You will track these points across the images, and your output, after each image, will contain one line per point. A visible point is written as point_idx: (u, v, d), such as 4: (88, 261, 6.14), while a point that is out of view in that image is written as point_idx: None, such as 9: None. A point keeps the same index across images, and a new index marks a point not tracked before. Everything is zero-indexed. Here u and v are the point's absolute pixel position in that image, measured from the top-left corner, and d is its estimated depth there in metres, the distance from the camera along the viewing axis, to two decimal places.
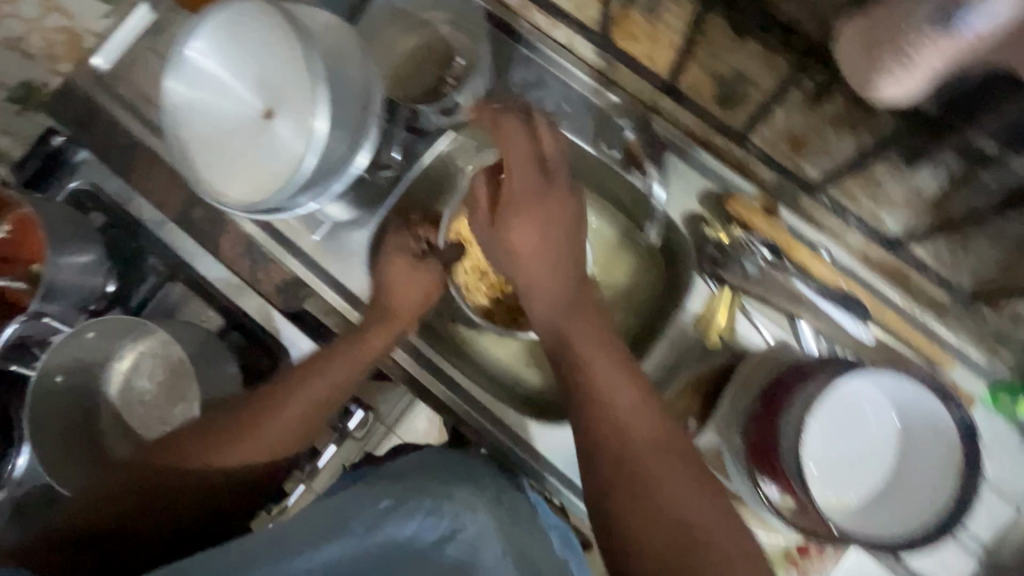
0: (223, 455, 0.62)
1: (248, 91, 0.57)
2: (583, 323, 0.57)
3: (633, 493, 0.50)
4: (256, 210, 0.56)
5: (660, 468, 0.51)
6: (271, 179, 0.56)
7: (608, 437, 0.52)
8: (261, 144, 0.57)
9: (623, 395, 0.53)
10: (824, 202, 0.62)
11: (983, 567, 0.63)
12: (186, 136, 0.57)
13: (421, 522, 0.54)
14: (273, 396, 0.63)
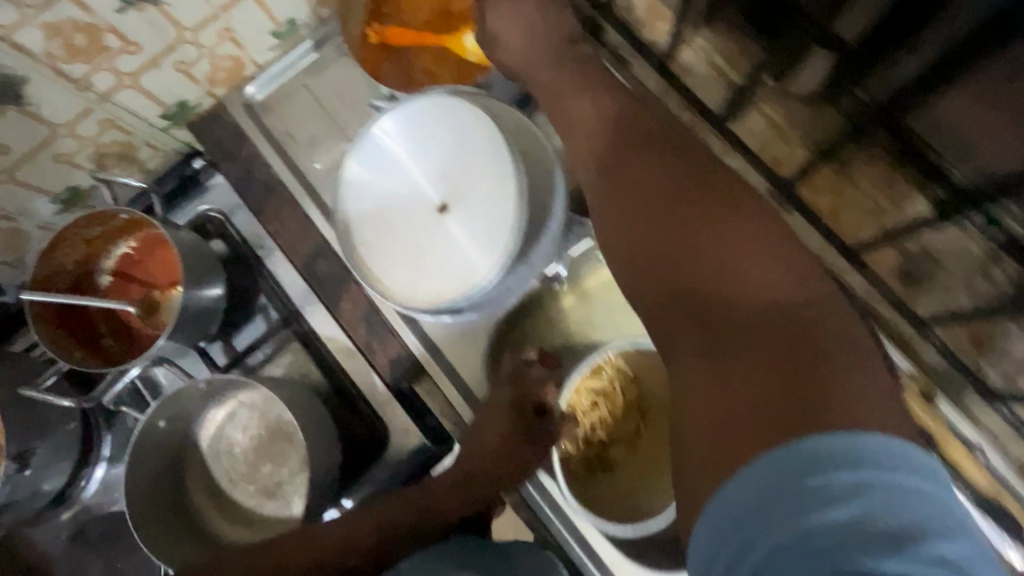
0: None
1: (427, 183, 0.54)
2: (649, 168, 0.50)
3: (781, 378, 0.37)
4: (414, 313, 0.53)
5: (794, 375, 0.37)
6: (437, 281, 0.53)
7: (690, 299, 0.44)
8: (430, 240, 0.54)
9: (736, 268, 0.43)
10: (999, 408, 0.58)
11: None
12: (357, 218, 0.55)
13: None
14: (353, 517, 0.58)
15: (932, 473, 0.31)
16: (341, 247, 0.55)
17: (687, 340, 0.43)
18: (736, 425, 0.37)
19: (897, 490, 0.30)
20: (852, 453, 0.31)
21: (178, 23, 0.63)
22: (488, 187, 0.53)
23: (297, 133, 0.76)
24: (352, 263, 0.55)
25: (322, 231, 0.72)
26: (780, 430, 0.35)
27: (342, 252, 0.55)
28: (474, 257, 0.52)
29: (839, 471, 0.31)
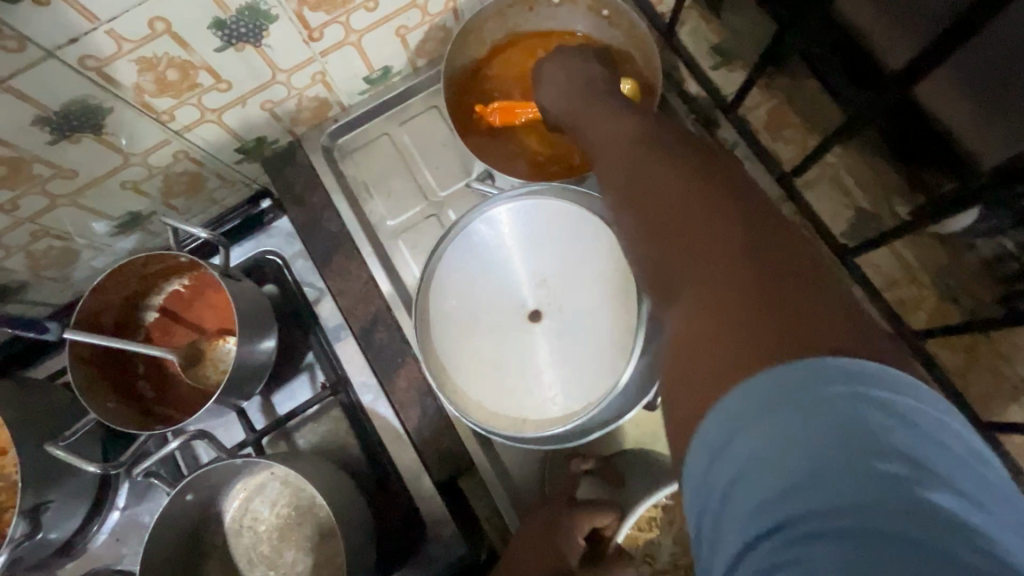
0: None
1: (524, 289, 0.50)
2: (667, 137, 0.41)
3: (764, 308, 0.29)
4: (490, 434, 0.48)
5: (761, 295, 0.29)
6: (521, 401, 0.49)
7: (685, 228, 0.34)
8: (520, 352, 0.50)
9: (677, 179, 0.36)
10: None
11: None
12: (451, 316, 0.51)
13: None
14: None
15: (977, 477, 0.22)
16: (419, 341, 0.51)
17: (676, 288, 0.33)
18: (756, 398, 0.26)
19: (901, 426, 0.23)
20: (888, 403, 0.23)
21: (276, 64, 0.59)
22: (593, 308, 0.49)
23: (373, 184, 0.71)
24: (429, 361, 0.50)
25: (386, 297, 0.66)
26: (779, 344, 0.27)
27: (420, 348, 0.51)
28: (568, 385, 0.48)
29: (891, 448, 0.22)
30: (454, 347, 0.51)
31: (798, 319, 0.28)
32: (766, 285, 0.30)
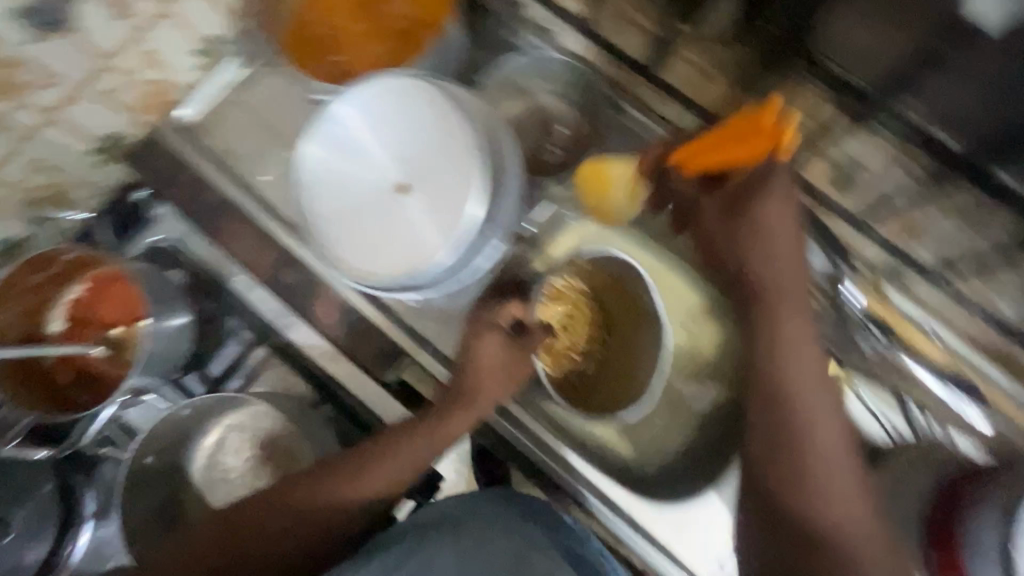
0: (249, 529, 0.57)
1: (386, 163, 0.55)
2: (801, 337, 0.52)
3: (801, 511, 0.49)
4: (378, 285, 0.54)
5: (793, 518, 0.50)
6: (401, 257, 0.54)
7: (776, 445, 0.51)
8: (391, 218, 0.54)
9: (796, 377, 0.51)
10: (938, 287, 0.63)
11: None
12: (320, 204, 0.55)
13: None
14: (341, 479, 0.57)
15: None
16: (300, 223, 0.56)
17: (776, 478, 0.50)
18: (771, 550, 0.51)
19: None
20: None
21: (94, 50, 0.61)
22: (447, 164, 0.53)
23: (235, 147, 0.74)
24: (311, 238, 0.55)
25: (280, 240, 0.70)
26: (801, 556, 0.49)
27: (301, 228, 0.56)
28: (439, 236, 0.53)
29: None
30: (333, 223, 0.55)
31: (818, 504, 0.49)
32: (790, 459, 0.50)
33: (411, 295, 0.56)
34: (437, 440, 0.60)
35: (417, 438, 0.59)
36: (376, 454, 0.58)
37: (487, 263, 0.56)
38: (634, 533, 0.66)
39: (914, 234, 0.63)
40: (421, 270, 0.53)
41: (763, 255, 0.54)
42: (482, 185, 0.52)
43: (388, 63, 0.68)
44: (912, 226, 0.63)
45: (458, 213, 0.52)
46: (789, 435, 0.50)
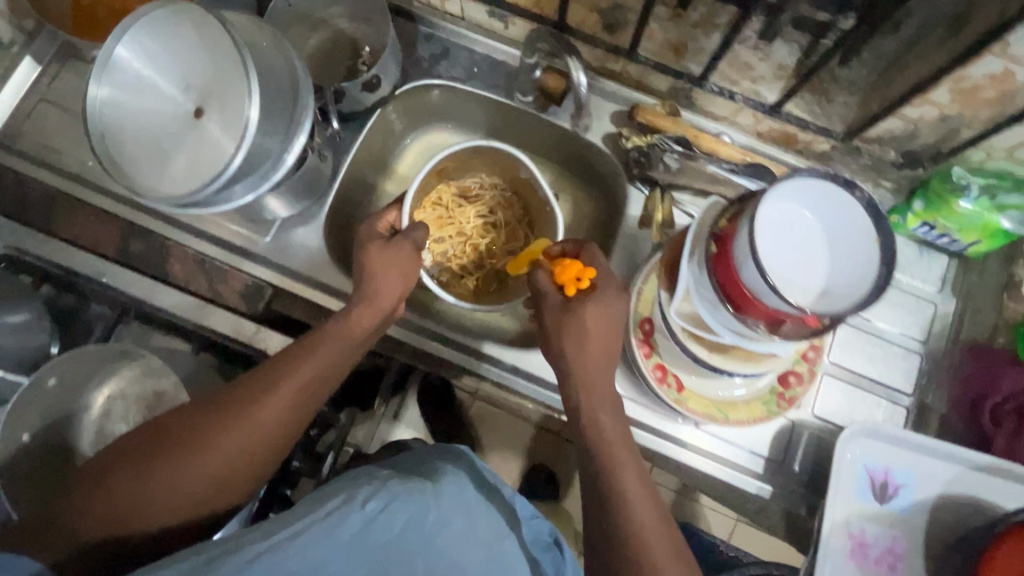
0: (161, 478, 0.51)
1: (174, 91, 0.57)
2: (593, 320, 0.57)
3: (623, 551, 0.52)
4: (187, 203, 0.55)
5: None
6: (206, 171, 0.56)
7: (595, 488, 0.55)
8: (191, 140, 0.57)
9: (598, 337, 0.57)
10: (712, 90, 0.71)
11: (928, 362, 0.72)
12: (114, 143, 0.57)
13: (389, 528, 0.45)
14: (249, 394, 0.54)
15: None
16: (101, 164, 0.56)
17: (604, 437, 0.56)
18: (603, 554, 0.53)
19: None
20: None
21: None
22: (230, 78, 0.56)
23: (53, 143, 0.75)
24: (114, 175, 0.56)
25: (120, 214, 0.72)
26: None
27: (102, 169, 0.56)
28: (239, 143, 0.56)
29: None
30: (135, 157, 0.57)
31: None
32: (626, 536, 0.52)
33: (224, 208, 0.59)
34: (350, 336, 0.59)
35: (329, 340, 0.57)
36: (289, 360, 0.56)
37: (293, 163, 0.60)
38: (519, 379, 0.74)
39: (680, 54, 0.70)
40: (225, 178, 0.55)
41: (556, 303, 0.59)
42: (257, 86, 0.55)
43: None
44: (677, 46, 0.69)
45: (242, 117, 0.56)
46: (605, 479, 0.55)
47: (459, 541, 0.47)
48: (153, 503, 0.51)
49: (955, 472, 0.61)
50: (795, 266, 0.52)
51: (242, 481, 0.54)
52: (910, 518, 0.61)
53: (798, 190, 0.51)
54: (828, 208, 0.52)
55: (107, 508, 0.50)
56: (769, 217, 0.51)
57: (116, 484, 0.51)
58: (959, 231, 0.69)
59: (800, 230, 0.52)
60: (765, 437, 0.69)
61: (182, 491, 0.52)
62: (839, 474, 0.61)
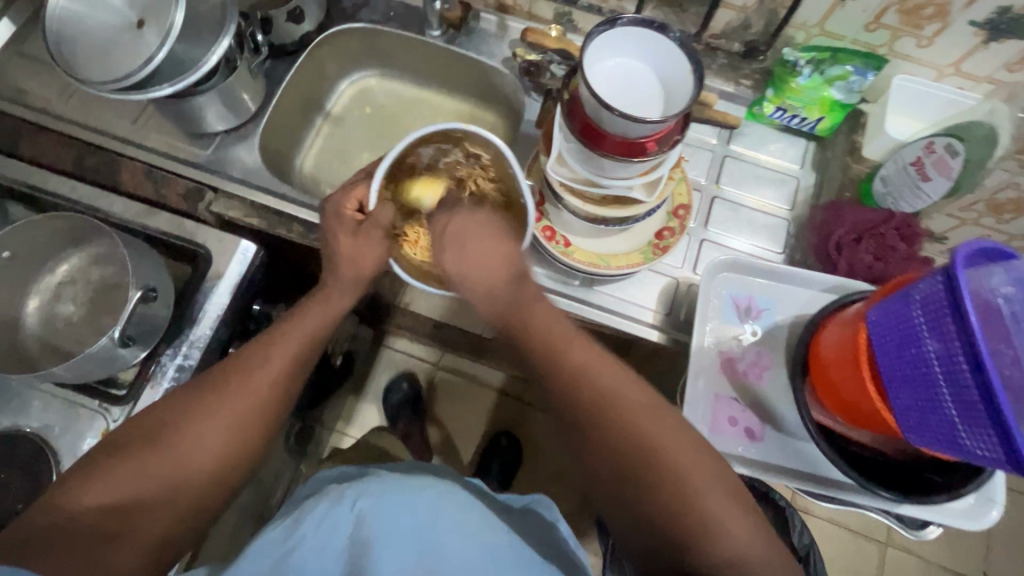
0: (167, 447, 0.58)
1: (120, 3, 0.69)
2: (472, 221, 0.67)
3: (642, 489, 0.54)
4: (114, 85, 0.66)
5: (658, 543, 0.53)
6: (134, 62, 0.67)
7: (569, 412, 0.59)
8: (126, 40, 0.68)
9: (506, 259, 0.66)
10: (583, 7, 0.84)
11: (794, 225, 0.81)
12: (67, 43, 0.68)
13: (399, 520, 0.53)
14: (239, 368, 0.64)
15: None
16: (52, 54, 0.68)
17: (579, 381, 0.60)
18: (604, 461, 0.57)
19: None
20: None
21: None
22: None
23: (25, 86, 0.86)
24: (60, 63, 0.67)
25: (83, 137, 0.83)
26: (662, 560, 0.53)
27: (52, 58, 0.68)
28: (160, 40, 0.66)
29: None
30: (81, 53, 0.69)
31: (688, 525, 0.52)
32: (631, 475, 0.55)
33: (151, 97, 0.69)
34: (325, 310, 0.70)
35: (300, 323, 0.68)
36: (262, 343, 0.66)
37: (213, 66, 0.71)
38: None
39: None
40: (147, 68, 0.66)
41: (440, 228, 0.68)
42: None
43: None
44: None
45: (170, 17, 0.66)
46: (603, 404, 0.58)
47: (456, 533, 0.53)
48: (151, 484, 0.57)
49: (808, 295, 0.69)
50: (635, 99, 0.62)
51: (234, 450, 0.61)
52: (772, 335, 0.68)
53: (617, 39, 0.62)
54: (641, 47, 0.63)
55: (103, 489, 0.55)
56: (597, 64, 0.63)
57: (113, 469, 0.56)
58: (805, 108, 0.80)
59: (631, 74, 0.63)
60: (653, 292, 0.77)
61: (173, 466, 0.58)
62: (707, 303, 0.69)
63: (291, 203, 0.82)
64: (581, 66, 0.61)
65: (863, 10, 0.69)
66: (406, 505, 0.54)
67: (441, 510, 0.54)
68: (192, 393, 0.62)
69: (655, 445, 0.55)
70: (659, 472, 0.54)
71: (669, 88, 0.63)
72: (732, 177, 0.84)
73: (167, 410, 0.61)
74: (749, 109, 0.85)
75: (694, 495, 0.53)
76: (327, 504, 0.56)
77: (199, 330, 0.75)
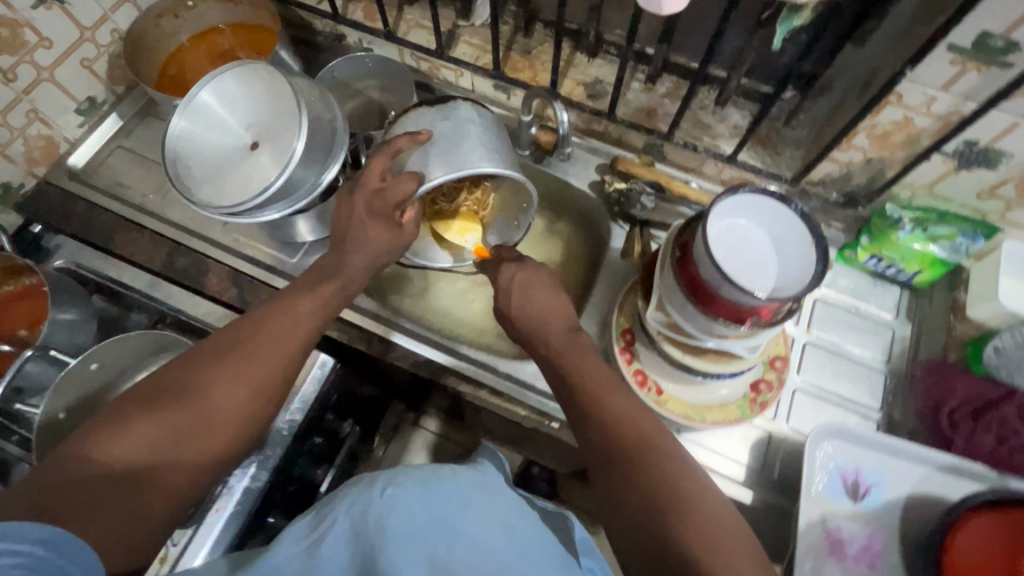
0: (194, 400, 0.56)
1: (239, 128, 0.71)
2: (535, 282, 0.67)
3: (639, 451, 0.53)
4: (234, 212, 0.67)
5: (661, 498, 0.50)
6: (255, 190, 0.68)
7: (607, 455, 0.55)
8: (245, 165, 0.70)
9: (562, 327, 0.64)
10: (677, 142, 0.85)
11: (892, 380, 0.77)
12: (184, 164, 0.69)
13: (420, 500, 0.47)
14: (269, 315, 0.62)
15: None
16: (169, 178, 0.69)
17: (577, 353, 0.62)
18: (636, 483, 0.52)
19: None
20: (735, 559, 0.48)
21: None
22: (286, 122, 0.69)
23: (123, 180, 0.89)
24: (178, 187, 0.68)
25: (174, 238, 0.83)
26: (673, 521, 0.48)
27: (170, 181, 0.69)
28: (282, 171, 0.68)
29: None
30: (198, 175, 0.70)
31: (663, 469, 0.52)
32: (628, 434, 0.55)
33: (261, 218, 0.70)
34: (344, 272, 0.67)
35: (310, 294, 0.65)
36: (272, 310, 0.63)
37: (323, 190, 0.71)
38: (510, 385, 0.77)
39: (650, 116, 0.86)
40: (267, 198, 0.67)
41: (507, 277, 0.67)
42: (306, 123, 0.68)
43: (240, 51, 0.91)
44: (648, 110, 0.86)
45: (292, 146, 0.68)
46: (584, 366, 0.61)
47: (478, 517, 0.48)
48: (174, 443, 0.53)
49: (923, 470, 0.65)
50: (745, 267, 0.61)
51: (255, 406, 0.59)
52: (885, 516, 0.64)
53: (735, 201, 0.62)
54: (755, 212, 0.62)
55: (126, 445, 0.52)
56: (714, 227, 0.61)
57: (137, 422, 0.53)
58: (903, 261, 0.78)
59: (744, 237, 0.62)
60: (743, 446, 0.73)
61: (195, 432, 0.55)
62: (812, 472, 0.65)
63: (372, 319, 0.81)
64: (703, 230, 0.59)
65: (979, 181, 0.68)
66: (430, 499, 0.48)
67: (460, 490, 0.50)
68: (218, 346, 0.60)
69: (659, 471, 0.52)
70: (683, 487, 0.50)
71: (783, 259, 0.61)
72: (824, 322, 0.81)
73: (183, 367, 0.58)
74: (841, 250, 0.83)
75: (717, 514, 0.48)
76: (354, 490, 0.50)
77: (268, 450, 0.72)
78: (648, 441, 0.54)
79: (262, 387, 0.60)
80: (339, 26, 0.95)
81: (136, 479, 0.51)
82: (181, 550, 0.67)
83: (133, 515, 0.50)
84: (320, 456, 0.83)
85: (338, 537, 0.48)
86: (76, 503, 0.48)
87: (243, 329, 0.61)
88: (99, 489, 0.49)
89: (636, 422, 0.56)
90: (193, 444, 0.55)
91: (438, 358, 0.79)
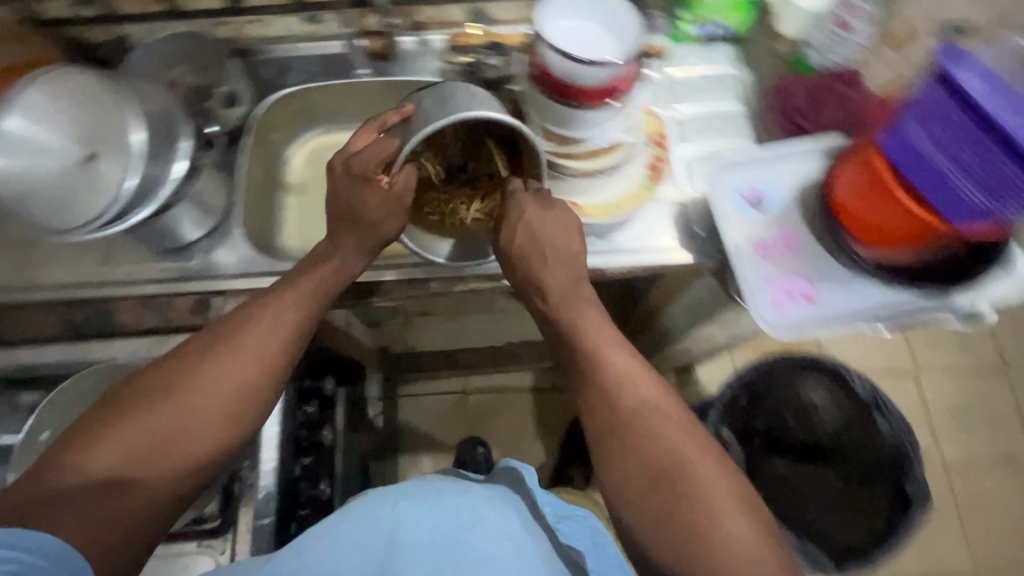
0: (174, 408, 0.58)
1: (51, 138, 0.64)
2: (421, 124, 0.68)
3: (637, 432, 0.62)
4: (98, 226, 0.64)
5: (660, 469, 0.60)
6: (107, 196, 0.64)
7: (614, 416, 0.64)
8: (79, 175, 0.64)
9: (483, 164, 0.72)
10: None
11: (752, 115, 0.87)
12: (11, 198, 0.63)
13: (425, 516, 0.60)
14: (234, 326, 0.64)
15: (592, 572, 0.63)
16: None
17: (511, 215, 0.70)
18: (630, 450, 0.61)
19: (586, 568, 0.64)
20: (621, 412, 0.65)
21: None
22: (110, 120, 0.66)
23: None
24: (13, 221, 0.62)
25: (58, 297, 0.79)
26: (668, 495, 0.58)
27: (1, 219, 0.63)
28: (131, 170, 0.65)
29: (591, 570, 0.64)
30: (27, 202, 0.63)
31: (644, 443, 0.61)
32: (623, 418, 0.63)
33: (125, 224, 0.66)
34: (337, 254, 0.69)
35: (273, 315, 0.65)
36: (251, 315, 0.65)
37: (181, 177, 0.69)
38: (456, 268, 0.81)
39: None
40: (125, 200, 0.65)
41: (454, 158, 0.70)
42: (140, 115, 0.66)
43: None
44: None
45: (132, 141, 0.66)
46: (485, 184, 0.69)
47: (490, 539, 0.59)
48: (150, 451, 0.57)
49: (798, 162, 0.76)
50: (593, 49, 0.67)
51: (235, 416, 0.61)
52: (787, 207, 0.75)
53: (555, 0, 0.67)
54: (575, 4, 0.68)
55: (106, 454, 0.55)
56: (547, 31, 0.66)
57: (117, 432, 0.56)
58: (719, 15, 0.86)
59: (578, 28, 0.68)
60: (667, 221, 0.80)
61: (186, 452, 0.58)
62: (718, 202, 0.75)
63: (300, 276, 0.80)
64: (540, 39, 0.65)
65: None
66: (440, 518, 0.60)
67: (476, 503, 0.63)
68: (187, 357, 0.62)
69: (663, 440, 0.61)
70: (671, 463, 0.60)
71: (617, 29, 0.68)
72: (683, 96, 0.89)
73: (163, 372, 0.61)
74: (670, 32, 0.90)
75: (722, 525, 0.56)
76: (362, 512, 0.63)
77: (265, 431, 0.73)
78: (643, 409, 0.63)
79: (236, 406, 0.62)
80: (119, 26, 0.88)
81: (120, 480, 0.55)
82: (227, 554, 0.69)
83: (131, 523, 0.54)
84: (319, 423, 0.85)
85: (340, 546, 0.59)
86: (60, 505, 0.51)
87: (217, 340, 0.63)
88: (90, 494, 0.53)
89: (624, 408, 0.63)
90: (174, 455, 0.58)
91: (378, 278, 0.80)
